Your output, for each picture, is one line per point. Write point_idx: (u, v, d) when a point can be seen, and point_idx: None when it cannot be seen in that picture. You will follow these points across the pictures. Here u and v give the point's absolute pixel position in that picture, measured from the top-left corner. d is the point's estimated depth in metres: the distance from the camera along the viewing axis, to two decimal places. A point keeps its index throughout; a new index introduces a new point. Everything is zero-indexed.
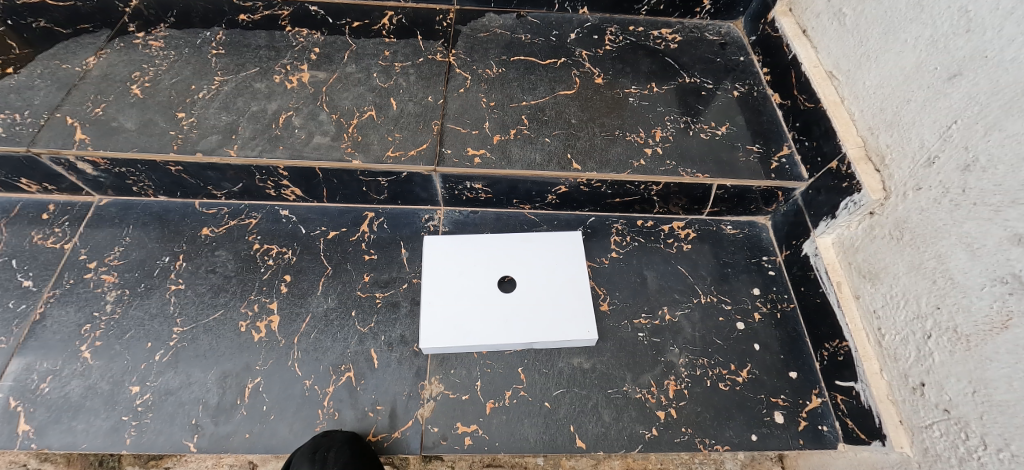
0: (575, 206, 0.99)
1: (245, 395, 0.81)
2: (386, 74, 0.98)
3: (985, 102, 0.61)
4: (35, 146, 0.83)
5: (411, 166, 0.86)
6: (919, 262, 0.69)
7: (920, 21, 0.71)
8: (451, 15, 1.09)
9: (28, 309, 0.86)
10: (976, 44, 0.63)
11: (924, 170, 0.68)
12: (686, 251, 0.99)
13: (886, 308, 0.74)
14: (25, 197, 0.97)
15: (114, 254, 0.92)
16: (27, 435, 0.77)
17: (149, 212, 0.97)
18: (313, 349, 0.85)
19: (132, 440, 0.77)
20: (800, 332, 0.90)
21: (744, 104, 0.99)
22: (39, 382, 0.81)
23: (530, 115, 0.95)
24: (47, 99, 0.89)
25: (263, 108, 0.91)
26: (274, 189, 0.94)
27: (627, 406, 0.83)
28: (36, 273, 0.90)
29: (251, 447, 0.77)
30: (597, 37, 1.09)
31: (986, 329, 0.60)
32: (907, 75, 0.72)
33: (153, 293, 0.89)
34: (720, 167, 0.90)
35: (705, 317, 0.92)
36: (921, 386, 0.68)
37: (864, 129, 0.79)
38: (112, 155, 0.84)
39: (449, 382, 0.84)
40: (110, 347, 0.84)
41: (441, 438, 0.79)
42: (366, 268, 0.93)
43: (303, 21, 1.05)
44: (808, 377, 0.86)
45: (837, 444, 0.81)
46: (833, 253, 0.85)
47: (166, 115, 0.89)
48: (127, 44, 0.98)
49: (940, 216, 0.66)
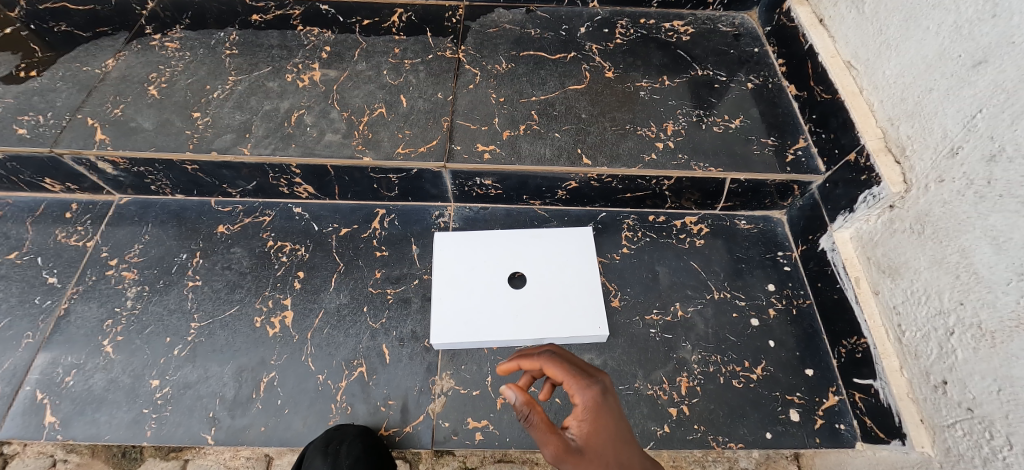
0: (586, 201, 0.98)
1: (260, 389, 0.82)
2: (396, 72, 0.98)
3: (1012, 90, 0.58)
4: (58, 146, 0.86)
5: (421, 163, 0.86)
6: (942, 257, 0.67)
7: (942, 7, 0.68)
8: (460, 12, 1.09)
9: (53, 305, 0.89)
10: (1002, 29, 0.60)
11: (947, 161, 0.66)
12: (699, 246, 0.97)
13: (906, 304, 0.72)
14: (49, 196, 1.00)
15: (133, 252, 0.95)
16: (53, 426, 0.79)
17: (166, 210, 0.99)
18: (326, 344, 0.86)
19: (153, 431, 0.79)
20: (816, 329, 0.89)
21: (759, 96, 0.97)
22: (64, 376, 0.83)
23: (539, 111, 0.94)
24: (69, 100, 0.92)
25: (276, 106, 0.93)
26: (287, 187, 0.95)
27: (639, 403, 0.82)
28: (60, 270, 0.92)
29: (267, 441, 0.79)
30: (607, 31, 1.08)
31: (1012, 326, 0.57)
32: (930, 64, 0.70)
33: (171, 289, 0.91)
34: (734, 160, 0.88)
35: (718, 313, 0.90)
36: (944, 384, 0.66)
37: (884, 120, 0.77)
38: (130, 154, 0.86)
39: (460, 378, 0.84)
40: (131, 342, 0.86)
41: (452, 434, 0.79)
42: (377, 264, 0.94)
43: (314, 20, 1.06)
44: (825, 375, 0.85)
45: (855, 443, 0.80)
46: (851, 248, 0.83)
47: (182, 115, 0.91)
48: (145, 46, 1.00)
49: (965, 208, 0.64)
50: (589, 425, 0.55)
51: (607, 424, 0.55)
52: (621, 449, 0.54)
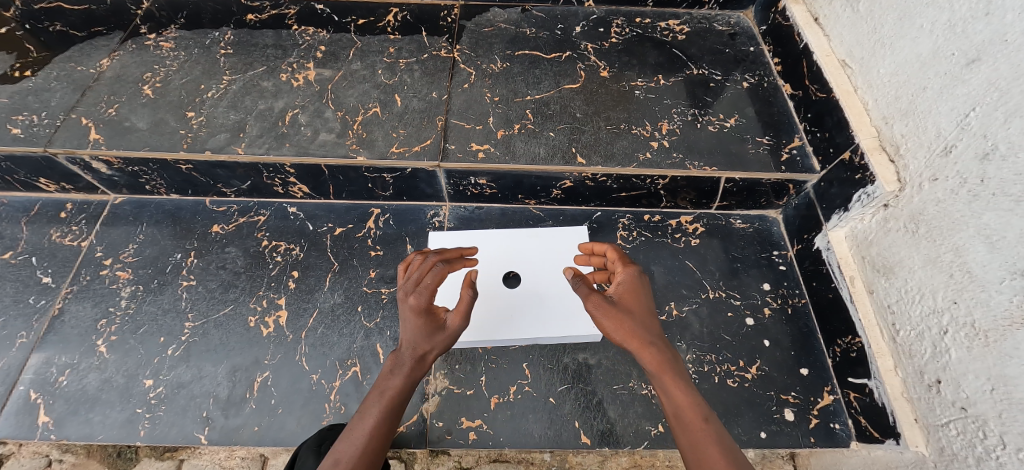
0: (581, 201, 0.98)
1: (254, 389, 0.82)
2: (391, 71, 0.98)
3: (1005, 88, 0.58)
4: (52, 146, 0.86)
5: (415, 162, 0.86)
6: (936, 256, 0.66)
7: (936, 5, 0.68)
8: (456, 11, 1.09)
9: (47, 305, 0.89)
10: (995, 27, 0.60)
11: (941, 159, 0.66)
12: (694, 246, 0.97)
13: (901, 303, 0.72)
14: (44, 196, 1.00)
15: (128, 251, 0.95)
16: (46, 426, 0.79)
17: (161, 210, 0.99)
18: (320, 343, 0.86)
19: (146, 431, 0.79)
20: (811, 328, 0.89)
21: (754, 95, 0.97)
22: (57, 375, 0.83)
23: (534, 110, 0.94)
24: (64, 99, 0.91)
25: (270, 106, 0.93)
26: (281, 186, 0.95)
27: (633, 402, 0.82)
28: (55, 270, 0.92)
29: (260, 441, 0.78)
30: (603, 30, 1.08)
31: (1005, 324, 0.57)
32: (924, 62, 0.70)
33: (166, 289, 0.91)
34: (728, 160, 0.88)
35: (713, 313, 0.90)
36: (938, 383, 0.66)
37: (878, 119, 0.76)
38: (124, 154, 0.86)
39: (454, 377, 0.84)
40: (125, 342, 0.86)
41: (446, 433, 0.79)
42: (372, 264, 0.94)
43: (309, 19, 1.06)
44: (820, 374, 0.85)
45: (850, 442, 0.79)
46: (846, 247, 0.83)
47: (176, 114, 0.91)
48: (140, 45, 1.00)
49: (958, 207, 0.63)
50: (626, 289, 0.68)
51: (638, 292, 0.68)
52: (646, 312, 0.67)
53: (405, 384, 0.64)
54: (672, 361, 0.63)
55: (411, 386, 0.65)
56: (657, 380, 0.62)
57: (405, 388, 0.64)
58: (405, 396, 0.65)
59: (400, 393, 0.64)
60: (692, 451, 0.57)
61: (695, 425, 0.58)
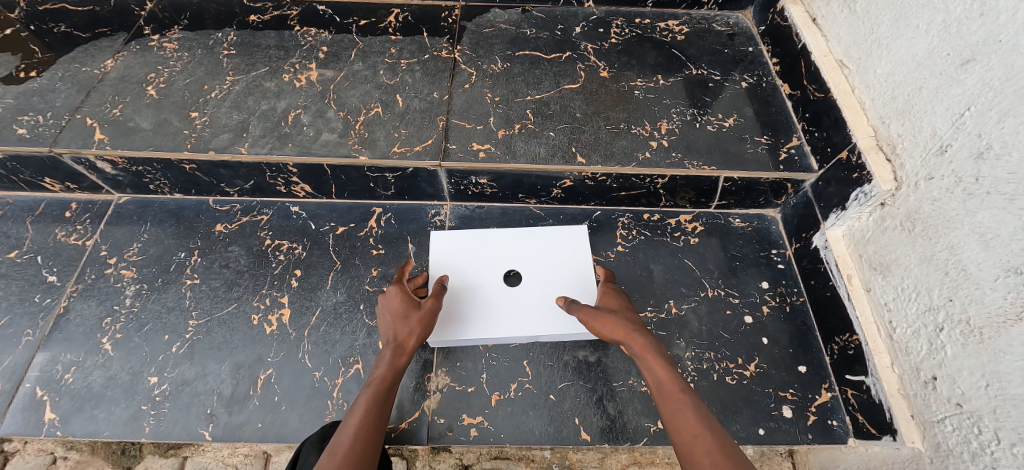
0: (581, 200, 0.99)
1: (257, 386, 0.83)
2: (392, 71, 0.99)
3: (999, 88, 0.59)
4: (57, 146, 0.87)
5: (417, 162, 0.87)
6: (932, 254, 0.67)
7: (931, 6, 0.69)
8: (457, 11, 1.10)
9: (53, 303, 0.90)
10: (989, 28, 0.61)
11: (937, 158, 0.66)
12: (694, 244, 0.98)
13: (897, 301, 0.72)
14: (48, 196, 1.00)
15: (132, 250, 0.95)
16: (52, 423, 0.80)
17: (165, 209, 1.00)
18: (323, 341, 0.87)
19: (151, 428, 0.80)
20: (809, 326, 0.90)
21: (752, 95, 0.97)
22: (63, 373, 0.84)
23: (534, 110, 0.95)
24: (69, 100, 0.92)
25: (273, 106, 0.93)
26: (284, 186, 0.96)
27: (633, 399, 0.83)
28: (60, 269, 0.93)
29: (263, 437, 0.79)
30: (603, 31, 1.09)
31: (999, 321, 0.58)
32: (920, 62, 0.70)
33: (170, 287, 0.92)
34: (727, 159, 0.89)
35: (712, 311, 0.91)
36: (933, 380, 0.67)
37: (875, 119, 0.77)
38: (129, 154, 0.87)
39: (455, 375, 0.85)
40: (129, 340, 0.87)
41: (447, 430, 0.80)
42: (374, 262, 0.94)
43: (312, 20, 1.07)
44: (817, 371, 0.86)
45: (847, 439, 0.80)
46: (844, 246, 0.83)
47: (180, 115, 0.91)
48: (143, 46, 1.01)
49: (953, 205, 0.64)
50: (608, 297, 0.81)
51: (615, 297, 0.80)
52: (626, 310, 0.77)
53: (390, 372, 0.71)
54: (652, 343, 0.69)
55: (395, 374, 0.72)
56: (641, 361, 0.68)
57: (389, 376, 0.71)
58: (393, 384, 0.71)
59: (387, 380, 0.71)
60: (671, 420, 0.62)
61: (673, 395, 0.63)
